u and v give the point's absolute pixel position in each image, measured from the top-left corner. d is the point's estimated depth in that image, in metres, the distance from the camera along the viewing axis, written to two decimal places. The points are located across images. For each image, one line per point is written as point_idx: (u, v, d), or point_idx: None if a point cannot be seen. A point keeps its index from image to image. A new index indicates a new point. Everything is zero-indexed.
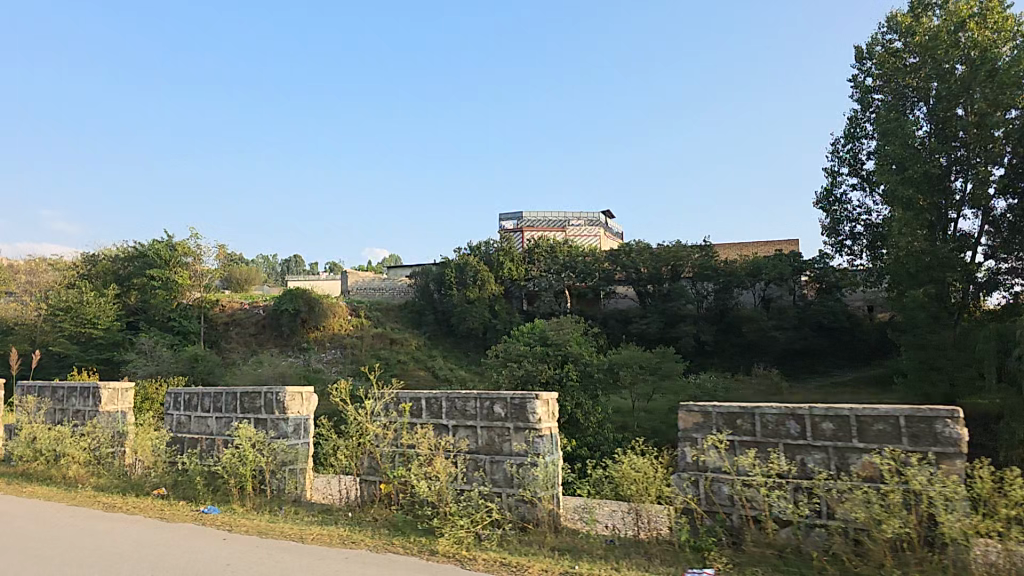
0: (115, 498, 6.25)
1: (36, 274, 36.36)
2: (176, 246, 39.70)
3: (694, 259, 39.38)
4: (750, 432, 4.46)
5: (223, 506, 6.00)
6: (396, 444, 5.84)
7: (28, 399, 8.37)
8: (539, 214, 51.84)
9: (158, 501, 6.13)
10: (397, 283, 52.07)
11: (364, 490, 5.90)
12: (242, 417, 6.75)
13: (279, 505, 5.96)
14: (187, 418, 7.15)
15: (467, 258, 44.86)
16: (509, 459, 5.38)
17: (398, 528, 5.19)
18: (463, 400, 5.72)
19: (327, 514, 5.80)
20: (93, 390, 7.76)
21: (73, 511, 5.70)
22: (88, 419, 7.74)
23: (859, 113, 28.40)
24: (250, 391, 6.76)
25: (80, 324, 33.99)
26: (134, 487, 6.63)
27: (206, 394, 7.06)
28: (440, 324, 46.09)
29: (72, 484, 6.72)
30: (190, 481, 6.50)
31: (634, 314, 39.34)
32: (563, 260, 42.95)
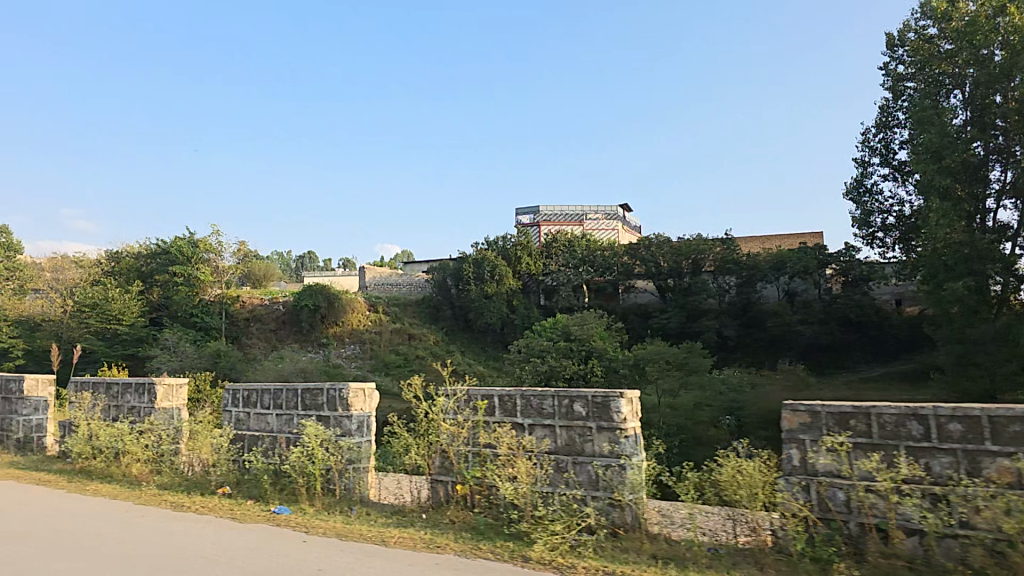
0: (182, 497, 6.22)
1: (63, 273, 37.46)
2: (198, 242, 39.95)
3: (716, 253, 38.79)
4: (865, 433, 4.18)
5: (292, 506, 5.88)
6: (470, 444, 5.61)
7: (80, 394, 8.29)
8: (556, 208, 51.35)
9: (226, 501, 6.05)
10: (414, 279, 52.08)
11: (437, 491, 5.67)
12: (304, 415, 6.64)
13: (349, 506, 5.80)
14: (246, 415, 7.08)
15: (484, 252, 44.64)
16: (594, 461, 5.08)
17: (481, 532, 4.98)
18: (539, 397, 5.45)
19: (401, 515, 5.59)
20: (149, 386, 7.75)
21: (143, 509, 5.62)
22: (144, 416, 7.71)
23: (891, 102, 27.89)
24: (312, 388, 6.66)
25: (106, 320, 34.11)
26: (197, 485, 6.56)
27: (266, 391, 6.99)
28: (458, 320, 45.90)
29: (135, 482, 6.72)
30: (255, 480, 6.42)
31: (655, 309, 38.94)
32: (582, 254, 42.65)
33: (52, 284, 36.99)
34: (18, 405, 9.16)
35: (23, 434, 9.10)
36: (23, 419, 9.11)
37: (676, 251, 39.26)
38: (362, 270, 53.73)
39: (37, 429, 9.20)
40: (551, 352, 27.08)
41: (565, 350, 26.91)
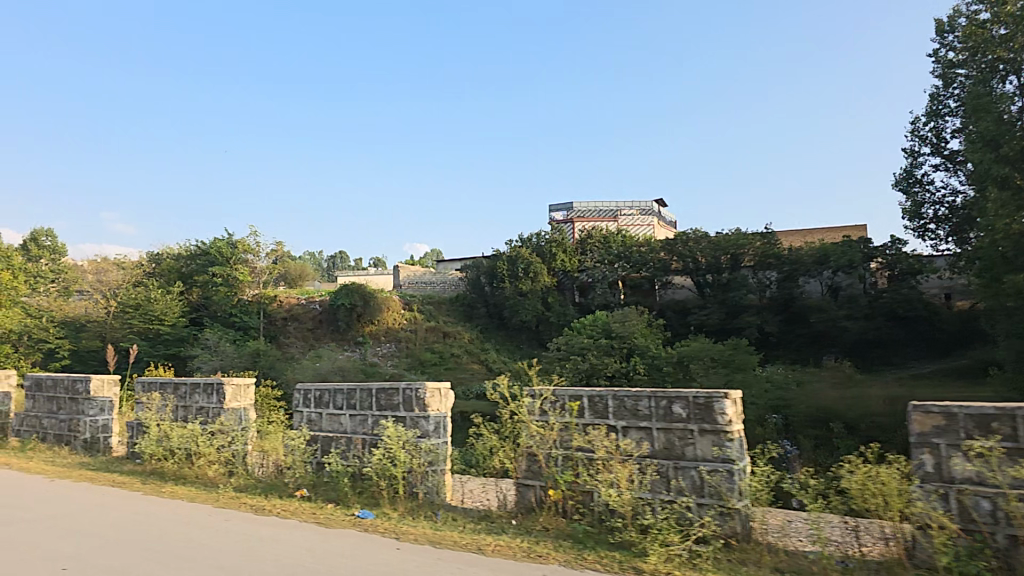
0: (260, 500, 6.13)
1: (105, 274, 38.10)
2: (237, 244, 40.59)
3: (756, 247, 37.91)
4: (1011, 437, 3.83)
5: (376, 510, 5.73)
6: (561, 447, 5.37)
7: (148, 395, 8.27)
8: (590, 204, 50.78)
9: (306, 505, 5.93)
10: (448, 277, 52.15)
11: (526, 496, 5.46)
12: (379, 415, 6.50)
13: (434, 511, 5.62)
14: (318, 416, 6.98)
15: (519, 249, 44.36)
16: (698, 466, 4.78)
17: (581, 541, 4.76)
18: (633, 398, 5.17)
19: (489, 522, 5.39)
20: (218, 386, 7.71)
21: (225, 513, 5.53)
22: (213, 417, 7.67)
23: (941, 90, 26.90)
24: (387, 388, 6.51)
25: (149, 321, 34.63)
26: (274, 487, 6.45)
27: (338, 392, 6.88)
28: (492, 318, 45.72)
29: (211, 485, 6.65)
30: (333, 482, 6.28)
31: (694, 306, 38.30)
32: (617, 250, 42.08)
33: (97, 286, 37.74)
34: (85, 406, 9.19)
35: (90, 435, 9.12)
36: (89, 420, 9.13)
37: (715, 246, 38.49)
38: (396, 268, 53.86)
39: (103, 430, 9.21)
40: (591, 349, 26.72)
41: (606, 348, 26.54)
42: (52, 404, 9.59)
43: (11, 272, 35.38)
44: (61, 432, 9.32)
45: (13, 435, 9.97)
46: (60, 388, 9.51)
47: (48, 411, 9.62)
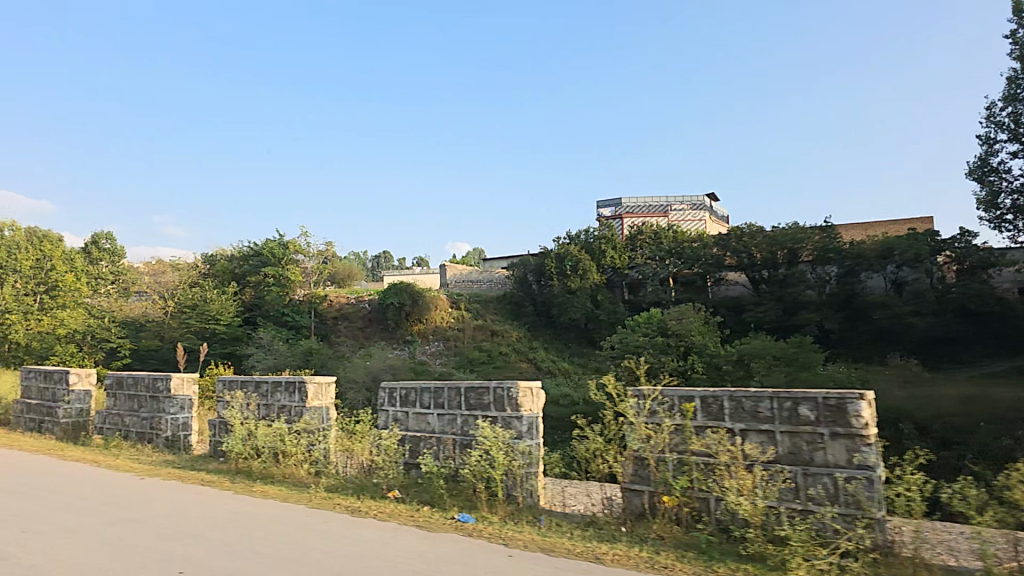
0: (354, 501, 6.00)
1: (162, 275, 39.08)
2: (288, 245, 41.72)
3: (815, 241, 36.68)
4: None
5: (475, 513, 5.50)
6: (673, 451, 5.06)
7: (230, 394, 8.29)
8: (639, 199, 50.01)
9: (402, 507, 5.76)
10: (494, 275, 51.95)
11: (635, 501, 5.17)
12: (469, 415, 6.31)
13: (537, 515, 5.38)
14: (404, 415, 6.82)
15: (567, 246, 43.96)
16: (831, 473, 4.40)
17: (705, 553, 4.45)
18: (753, 399, 4.81)
19: (597, 528, 5.13)
20: (299, 385, 7.65)
21: (324, 515, 5.42)
22: (296, 415, 7.62)
23: (1020, 73, 25.42)
24: (476, 387, 6.32)
25: (205, 320, 35.29)
26: (365, 488, 6.33)
27: (424, 391, 6.71)
28: (540, 316, 45.30)
29: (301, 485, 6.58)
30: (425, 484, 6.11)
31: (749, 302, 37.27)
32: (668, 246, 41.32)
33: (155, 286, 38.75)
34: (165, 404, 9.27)
35: (171, 433, 9.20)
36: (170, 418, 9.22)
37: (771, 240, 37.50)
38: (443, 267, 53.96)
39: (183, 428, 9.27)
40: (648, 347, 26.21)
41: (663, 346, 26.02)
42: (133, 402, 9.70)
43: (74, 273, 36.55)
44: (143, 430, 9.42)
45: (95, 433, 10.13)
46: (140, 387, 9.60)
47: (129, 409, 9.72)
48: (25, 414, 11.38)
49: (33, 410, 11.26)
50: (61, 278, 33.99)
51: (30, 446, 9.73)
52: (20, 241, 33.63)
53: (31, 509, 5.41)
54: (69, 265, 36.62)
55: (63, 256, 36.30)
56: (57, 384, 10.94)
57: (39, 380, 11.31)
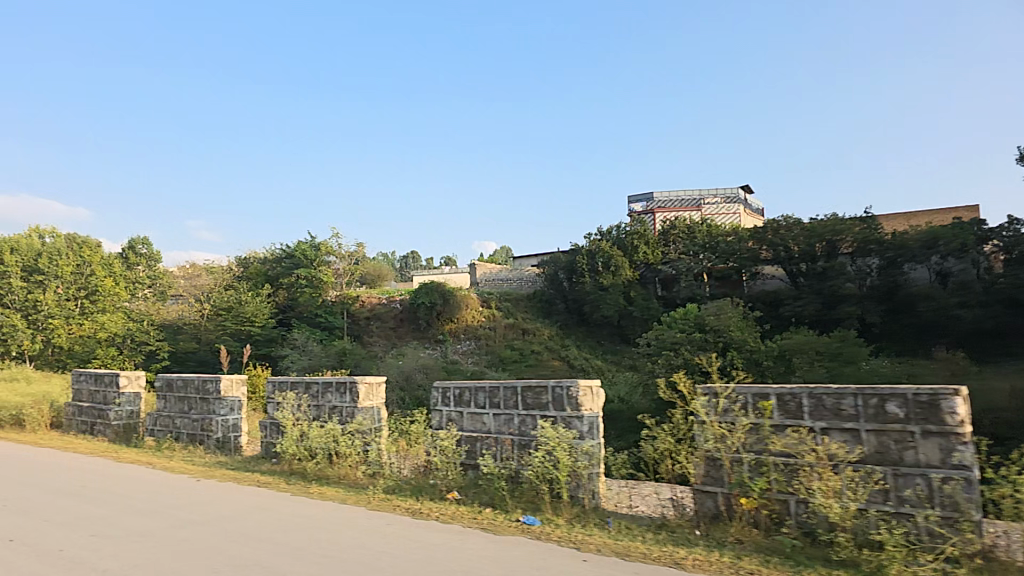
0: (413, 503, 5.89)
1: (197, 279, 39.65)
2: (319, 246, 42.21)
3: (855, 233, 35.93)
4: None
5: (540, 515, 5.33)
6: (749, 450, 4.85)
7: (281, 395, 8.29)
8: (671, 193, 49.35)
9: (463, 509, 5.63)
10: (525, 273, 51.74)
11: (708, 503, 4.98)
12: (526, 414, 6.17)
13: (604, 518, 5.21)
14: (459, 415, 6.70)
15: (598, 243, 43.63)
16: (925, 473, 4.15)
17: (791, 558, 4.24)
18: (835, 396, 4.58)
19: (670, 531, 4.94)
20: (351, 385, 7.62)
21: (386, 517, 5.35)
22: (347, 416, 7.59)
23: None
24: (534, 386, 6.16)
25: (241, 322, 35.69)
26: (424, 490, 6.22)
27: (478, 389, 6.59)
28: (572, 313, 44.92)
29: (357, 487, 6.51)
30: (483, 486, 5.97)
31: (787, 296, 36.54)
32: (702, 241, 40.82)
33: (192, 289, 39.33)
34: (215, 405, 9.31)
35: (222, 434, 9.24)
36: (220, 419, 9.26)
37: (809, 232, 36.78)
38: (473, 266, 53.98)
39: (233, 429, 9.32)
40: (685, 344, 25.71)
41: (701, 342, 25.50)
42: (183, 404, 9.76)
43: (114, 278, 37.27)
44: (194, 432, 9.47)
45: (146, 435, 10.21)
46: (191, 388, 9.66)
47: (180, 411, 9.79)
48: (76, 417, 11.54)
49: (84, 413, 11.42)
50: (101, 283, 35.04)
51: (85, 449, 9.87)
52: (61, 249, 34.68)
53: (98, 512, 5.43)
54: (108, 270, 37.33)
55: (102, 261, 37.02)
56: (108, 387, 11.07)
57: (90, 383, 11.45)
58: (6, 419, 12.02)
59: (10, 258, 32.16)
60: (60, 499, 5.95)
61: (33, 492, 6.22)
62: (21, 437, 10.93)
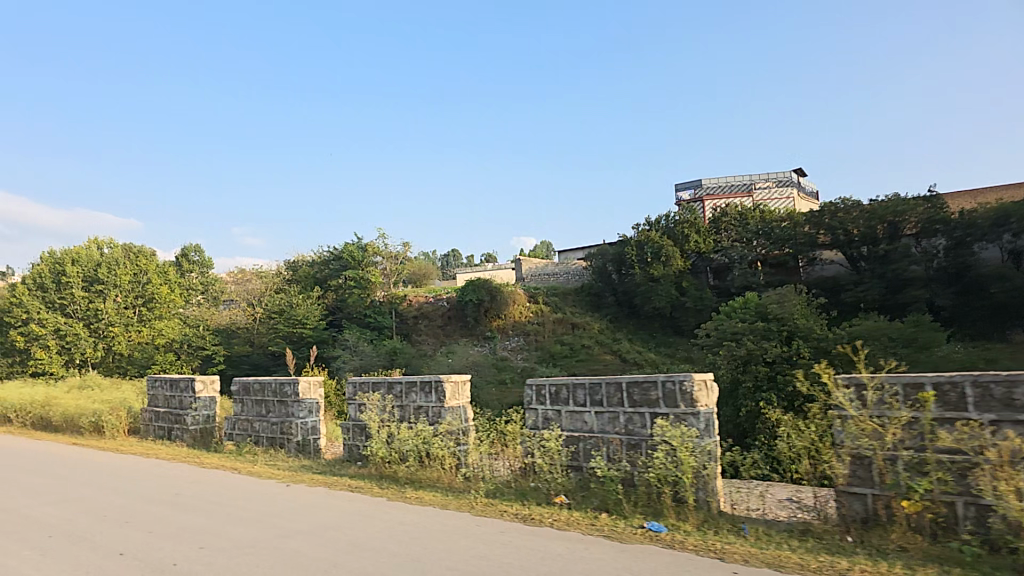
0: (521, 508, 5.55)
1: (249, 283, 40.25)
2: (366, 247, 42.82)
3: (919, 213, 34.40)
4: None
5: (664, 521, 4.93)
6: (904, 447, 4.38)
7: (363, 396, 8.12)
8: (720, 180, 48.18)
9: (577, 514, 5.28)
10: (571, 267, 50.99)
11: (859, 505, 4.53)
12: (632, 412, 5.79)
13: (737, 523, 4.81)
14: (556, 415, 6.34)
15: (647, 233, 42.81)
16: None
17: (975, 568, 3.75)
18: (1007, 384, 4.04)
19: (817, 537, 4.50)
20: (436, 384, 7.41)
21: (496, 523, 5.06)
22: (434, 416, 7.37)
23: None
24: (641, 381, 5.78)
25: (293, 324, 35.73)
26: (528, 494, 5.88)
27: (577, 386, 6.21)
28: (622, 306, 44.12)
29: (455, 490, 6.22)
30: (594, 490, 5.60)
31: (847, 282, 35.29)
32: (755, 226, 39.90)
33: (243, 294, 39.82)
34: (294, 408, 9.19)
35: (302, 437, 9.09)
36: (300, 422, 9.11)
37: (869, 214, 35.42)
38: (518, 262, 53.66)
39: (312, 432, 9.18)
40: (747, 334, 24.64)
41: (764, 332, 24.34)
42: (261, 407, 9.66)
43: (168, 286, 38.06)
44: (273, 436, 9.36)
45: (225, 439, 10.18)
46: (268, 391, 9.56)
47: (258, 414, 9.69)
48: (153, 423, 11.62)
49: (161, 418, 11.46)
50: (156, 291, 35.64)
51: (166, 454, 9.89)
52: (119, 258, 35.43)
53: (202, 521, 5.32)
54: (163, 278, 38.10)
55: (156, 269, 37.82)
56: (183, 393, 11.07)
57: (165, 389, 11.48)
58: (86, 426, 12.18)
59: (71, 269, 32.90)
60: (157, 507, 5.85)
61: (129, 500, 6.15)
62: (102, 443, 11.02)
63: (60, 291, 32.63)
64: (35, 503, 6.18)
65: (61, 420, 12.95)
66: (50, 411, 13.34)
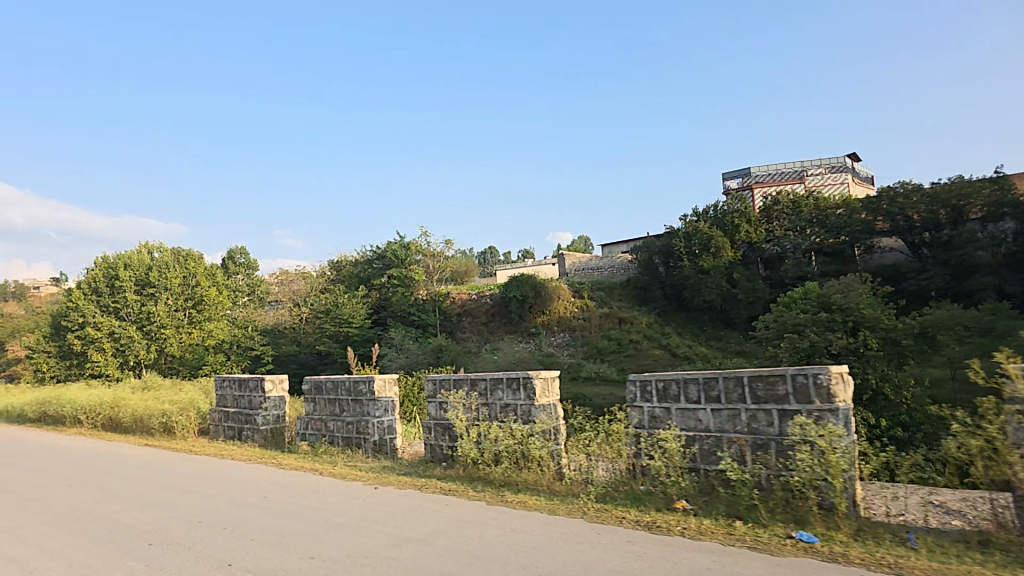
0: (641, 514, 5.09)
1: (294, 283, 40.54)
2: (408, 246, 42.88)
3: (985, 195, 32.67)
4: None
5: (814, 531, 4.42)
6: None
7: (446, 395, 7.78)
8: (770, 167, 46.93)
9: (708, 521, 4.80)
10: (616, 260, 49.91)
11: None
12: (756, 410, 5.28)
13: (899, 534, 4.28)
14: (664, 412, 5.86)
15: (695, 224, 41.78)
16: None
17: None
18: None
19: (1003, 549, 3.94)
20: (525, 381, 6.99)
21: (620, 532, 4.63)
22: (523, 415, 6.97)
23: None
24: (766, 375, 5.26)
25: (339, 324, 35.53)
26: (643, 499, 5.42)
27: (689, 381, 5.73)
28: (670, 300, 43.16)
29: (558, 495, 5.81)
30: (720, 495, 5.12)
31: (909, 270, 34.21)
32: (809, 214, 38.96)
33: (288, 295, 40.04)
34: (370, 407, 8.92)
35: (378, 437, 8.80)
36: (376, 422, 8.84)
37: (932, 197, 33.92)
38: (562, 257, 53.08)
39: (389, 431, 8.88)
40: (809, 325, 23.73)
41: (827, 322, 23.38)
42: (334, 406, 9.43)
43: (217, 288, 38.56)
44: (349, 435, 9.11)
45: (298, 440, 9.97)
46: (342, 390, 9.33)
47: (332, 414, 9.46)
48: (222, 423, 11.51)
49: (230, 419, 11.34)
50: (205, 293, 36.04)
51: (241, 455, 9.73)
52: (169, 262, 36.02)
53: (304, 529, 5.05)
54: (210, 281, 38.59)
55: (205, 272, 38.31)
56: (253, 392, 10.91)
57: (233, 389, 11.35)
58: (157, 427, 12.18)
59: (124, 274, 33.60)
60: (253, 512, 5.61)
61: (221, 505, 5.93)
62: (174, 444, 10.95)
63: (113, 295, 33.36)
64: (126, 508, 6.00)
65: (131, 422, 12.98)
66: (120, 412, 13.40)
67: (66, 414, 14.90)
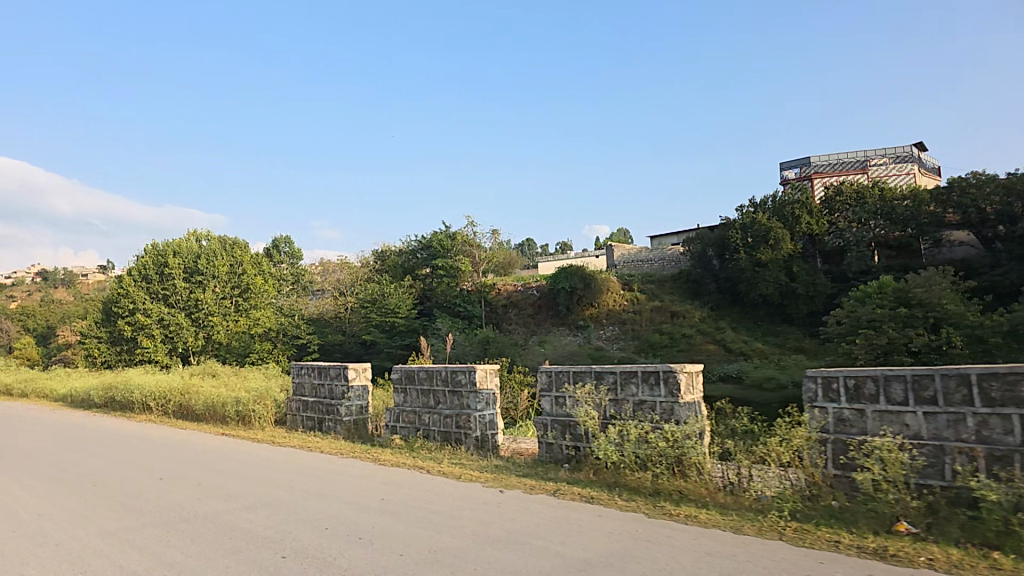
0: (860, 539, 4.23)
1: (341, 272, 40.26)
2: (454, 235, 42.24)
3: None
4: None
5: None
6: None
7: (566, 389, 6.99)
8: (831, 157, 45.09)
9: (957, 551, 3.93)
10: (667, 253, 48.55)
11: None
12: (989, 415, 4.35)
13: None
14: (854, 415, 4.97)
15: (752, 215, 40.21)
16: None
17: None
18: None
19: None
20: (667, 375, 6.14)
21: (851, 564, 3.79)
22: (665, 413, 6.14)
23: None
24: (1003, 374, 4.31)
25: (385, 313, 34.97)
26: (847, 519, 4.55)
27: (892, 378, 4.82)
28: (724, 293, 41.70)
29: (731, 510, 4.99)
30: (956, 519, 4.23)
31: (983, 265, 32.37)
32: (875, 204, 36.96)
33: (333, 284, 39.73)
34: (470, 400, 8.22)
35: (480, 432, 8.08)
36: (477, 415, 8.12)
37: (1008, 188, 32.09)
38: (609, 249, 51.96)
39: (491, 426, 8.15)
40: (887, 320, 22.38)
41: (907, 318, 22.07)
42: (429, 398, 8.76)
43: (263, 276, 38.44)
44: (447, 430, 8.40)
45: (386, 433, 9.32)
46: (437, 380, 8.64)
47: (425, 406, 8.80)
48: (301, 413, 10.96)
49: (310, 408, 10.77)
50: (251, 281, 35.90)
51: (326, 448, 9.14)
52: (216, 250, 35.95)
53: (455, 543, 4.35)
54: (257, 269, 38.53)
55: (251, 260, 38.19)
56: (335, 381, 10.32)
57: (313, 377, 10.77)
58: (231, 416, 11.70)
59: (173, 261, 33.62)
60: (382, 519, 4.92)
61: (341, 508, 5.27)
62: (253, 435, 10.43)
63: (163, 283, 33.46)
64: (234, 508, 5.38)
65: (203, 409, 12.52)
66: (191, 399, 12.97)
67: (134, 400, 14.56)
